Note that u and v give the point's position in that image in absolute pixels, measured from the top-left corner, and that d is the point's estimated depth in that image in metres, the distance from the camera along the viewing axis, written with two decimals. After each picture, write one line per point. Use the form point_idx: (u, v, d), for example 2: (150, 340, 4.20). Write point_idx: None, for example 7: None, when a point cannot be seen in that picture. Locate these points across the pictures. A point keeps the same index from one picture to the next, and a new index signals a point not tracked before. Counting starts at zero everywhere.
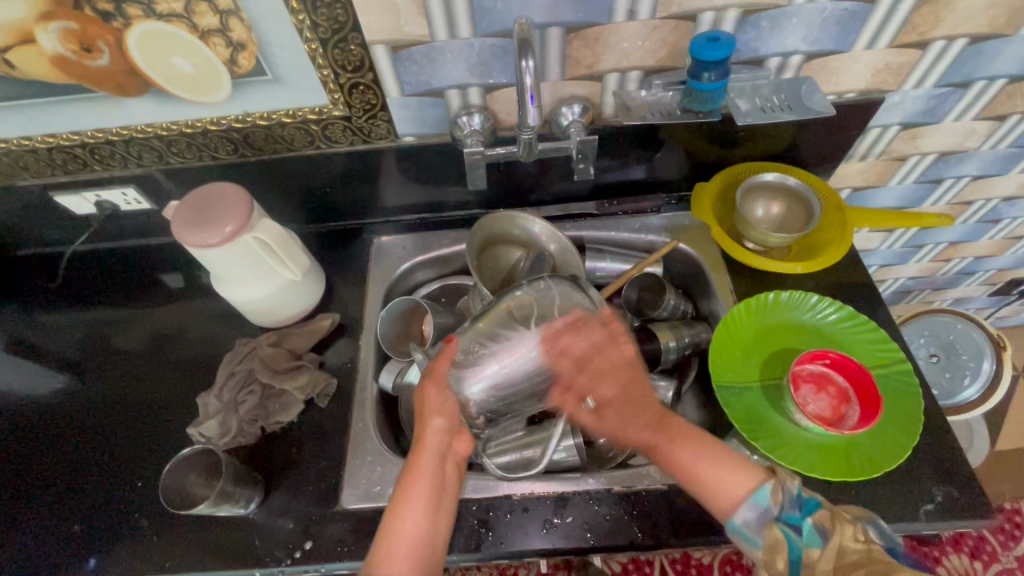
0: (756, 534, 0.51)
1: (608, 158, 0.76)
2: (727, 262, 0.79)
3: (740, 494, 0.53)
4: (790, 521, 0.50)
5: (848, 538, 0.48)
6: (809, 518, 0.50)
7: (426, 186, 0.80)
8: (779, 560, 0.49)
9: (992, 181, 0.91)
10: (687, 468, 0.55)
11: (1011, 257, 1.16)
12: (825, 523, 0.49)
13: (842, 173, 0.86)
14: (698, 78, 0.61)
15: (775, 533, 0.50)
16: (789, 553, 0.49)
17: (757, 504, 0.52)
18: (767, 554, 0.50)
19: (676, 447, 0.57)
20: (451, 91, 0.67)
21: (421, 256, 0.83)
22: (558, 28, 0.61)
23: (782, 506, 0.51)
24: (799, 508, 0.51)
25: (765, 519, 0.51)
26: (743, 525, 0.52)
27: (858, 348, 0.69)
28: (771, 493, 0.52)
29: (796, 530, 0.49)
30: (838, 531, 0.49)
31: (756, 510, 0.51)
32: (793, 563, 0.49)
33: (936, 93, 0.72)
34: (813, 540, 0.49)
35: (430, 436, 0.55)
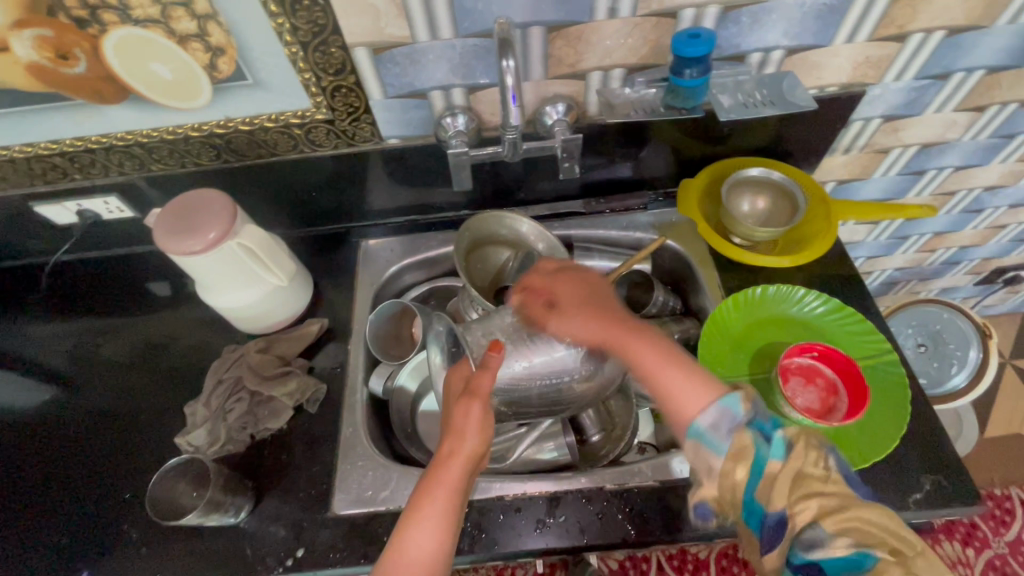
0: (722, 441, 0.45)
1: (594, 156, 0.76)
2: (714, 257, 0.79)
3: (700, 400, 0.48)
4: (760, 429, 0.45)
5: (812, 463, 0.44)
6: (780, 431, 0.45)
7: (412, 188, 0.80)
8: (740, 471, 0.45)
9: (974, 172, 0.92)
10: (647, 366, 0.53)
11: (995, 246, 1.17)
12: (798, 438, 0.44)
13: (826, 167, 0.86)
14: (680, 75, 0.61)
15: (744, 441, 0.45)
16: (753, 463, 0.44)
17: (724, 409, 0.46)
18: (729, 462, 0.45)
19: (636, 342, 0.55)
20: (435, 92, 0.67)
21: (409, 258, 0.83)
22: (540, 27, 0.61)
23: (752, 413, 0.46)
24: (769, 418, 0.46)
25: (734, 426, 0.45)
26: (706, 430, 0.46)
27: (846, 339, 0.70)
28: (740, 400, 0.46)
29: (764, 441, 0.44)
30: (805, 448, 0.44)
31: (723, 415, 0.46)
32: (756, 474, 0.44)
33: (916, 85, 0.72)
34: (781, 453, 0.44)
35: (461, 456, 0.52)
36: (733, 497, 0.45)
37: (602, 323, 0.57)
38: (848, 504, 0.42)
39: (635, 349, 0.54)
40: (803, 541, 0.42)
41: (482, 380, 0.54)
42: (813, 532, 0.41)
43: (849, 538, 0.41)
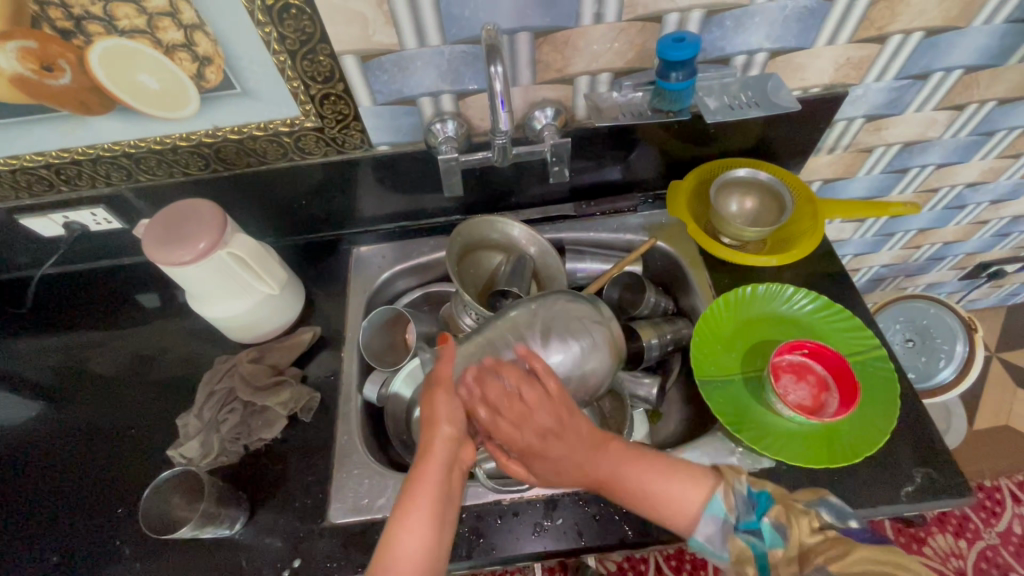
0: (721, 549, 0.50)
1: (584, 159, 0.77)
2: (705, 258, 0.80)
3: (694, 511, 0.52)
4: (749, 528, 0.49)
5: (806, 530, 0.47)
6: (766, 518, 0.48)
7: (403, 194, 0.80)
8: (749, 570, 0.48)
9: (956, 169, 0.93)
10: (641, 492, 0.54)
11: (978, 241, 1.20)
12: (781, 519, 0.48)
13: (811, 167, 0.88)
14: (666, 79, 0.62)
15: (739, 545, 0.48)
16: (756, 561, 0.47)
17: (713, 516, 0.51)
18: (735, 567, 0.49)
19: (620, 474, 0.55)
20: (424, 98, 0.67)
21: (401, 265, 0.83)
22: (527, 33, 0.62)
23: (737, 515, 0.50)
24: (752, 511, 0.50)
25: (725, 532, 0.50)
26: (705, 543, 0.51)
27: (835, 336, 0.71)
28: (723, 501, 0.51)
29: (755, 535, 0.48)
30: (796, 525, 0.47)
31: (713, 524, 0.51)
32: (762, 570, 0.47)
33: (897, 85, 0.74)
34: (775, 540, 0.47)
35: (439, 445, 0.52)
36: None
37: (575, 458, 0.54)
38: (850, 549, 0.44)
39: (625, 478, 0.54)
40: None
41: (442, 368, 0.54)
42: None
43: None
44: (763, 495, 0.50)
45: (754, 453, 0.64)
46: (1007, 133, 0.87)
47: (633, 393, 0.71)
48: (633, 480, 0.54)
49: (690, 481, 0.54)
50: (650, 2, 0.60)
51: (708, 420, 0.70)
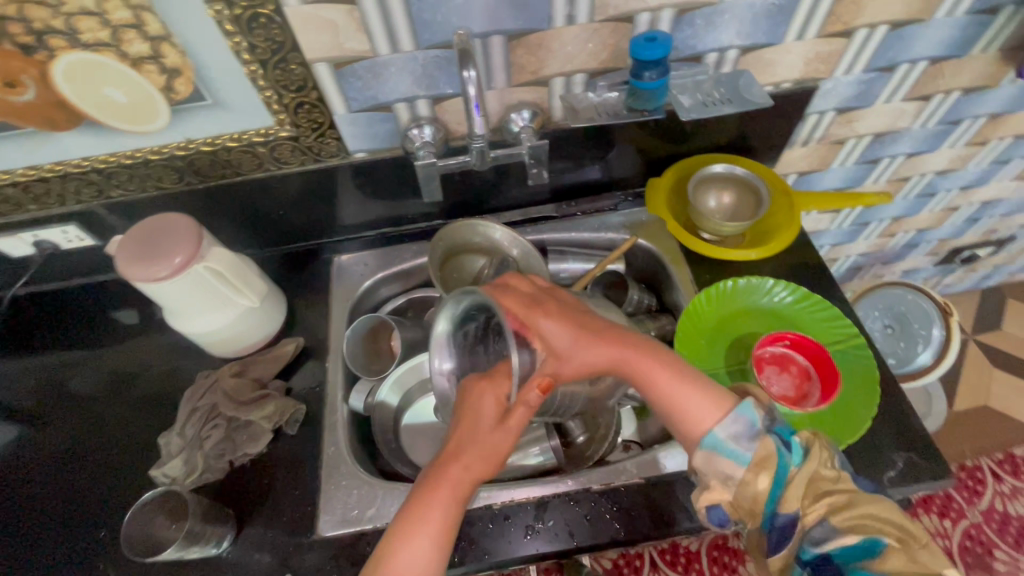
0: (744, 448, 0.48)
1: (562, 160, 0.77)
2: (686, 254, 0.80)
3: (717, 413, 0.50)
4: (782, 436, 0.48)
5: (825, 464, 0.47)
6: (796, 437, 0.48)
7: (383, 200, 0.79)
8: (762, 479, 0.47)
9: (926, 157, 0.96)
10: (660, 390, 0.52)
11: (950, 227, 1.22)
12: (811, 442, 0.48)
13: (786, 161, 0.89)
14: (640, 78, 0.63)
15: (768, 447, 0.47)
16: (778, 467, 0.46)
17: (741, 418, 0.49)
18: (751, 471, 0.47)
19: (648, 365, 0.53)
20: (399, 104, 0.67)
21: (383, 272, 0.83)
22: (499, 37, 0.62)
23: (770, 421, 0.49)
24: (784, 425, 0.49)
25: (755, 433, 0.48)
26: (725, 439, 0.48)
27: (815, 326, 0.72)
28: (756, 408, 0.49)
29: (787, 445, 0.47)
30: (817, 454, 0.47)
31: (742, 423, 0.48)
32: (778, 481, 0.46)
33: (865, 78, 0.75)
34: (800, 458, 0.47)
35: (470, 460, 0.50)
36: (753, 505, 0.47)
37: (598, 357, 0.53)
38: (854, 499, 0.45)
39: (641, 372, 0.53)
40: (812, 537, 0.45)
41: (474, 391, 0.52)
42: (819, 527, 0.45)
43: (856, 532, 0.43)
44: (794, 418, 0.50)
45: None
46: (973, 121, 0.89)
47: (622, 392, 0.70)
48: (648, 376, 0.53)
49: (714, 392, 0.51)
50: (621, 2, 0.61)
51: None
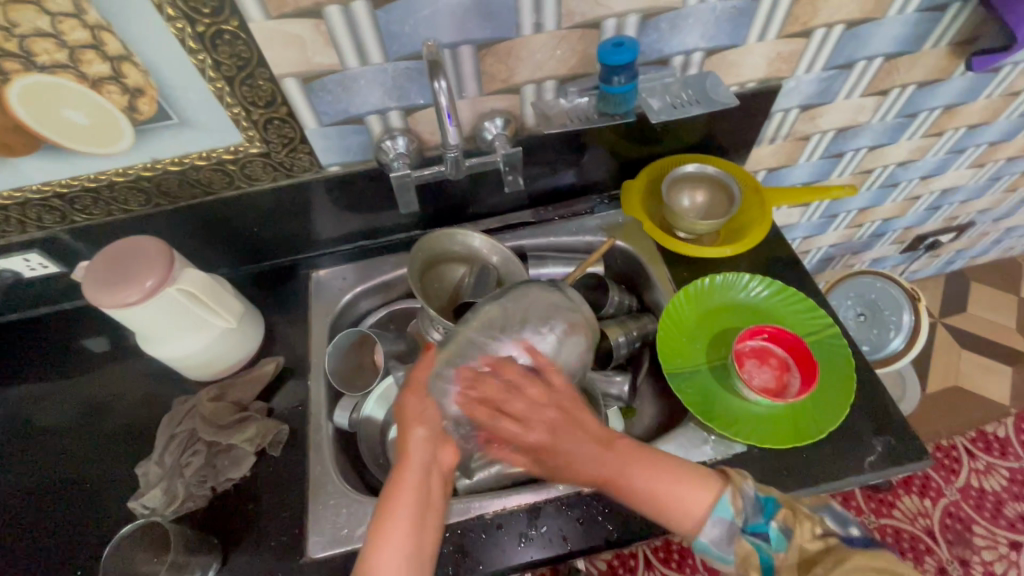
0: (727, 550, 0.51)
1: (537, 166, 0.78)
2: (663, 253, 0.81)
3: (699, 516, 0.52)
4: (757, 531, 0.50)
5: (807, 538, 0.48)
6: (772, 521, 0.50)
7: (359, 213, 0.78)
8: (754, 574, 0.50)
9: (887, 150, 0.99)
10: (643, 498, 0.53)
11: (913, 216, 1.27)
12: (789, 524, 0.49)
13: (756, 158, 0.91)
14: (609, 83, 0.64)
15: (745, 547, 0.50)
16: (762, 564, 0.49)
17: (720, 519, 0.51)
18: (739, 570, 0.50)
19: (635, 469, 0.54)
20: (371, 116, 0.67)
21: (362, 285, 0.82)
22: (469, 46, 0.62)
23: (744, 516, 0.51)
24: (759, 513, 0.51)
25: (731, 533, 0.51)
26: (711, 543, 0.52)
27: (792, 318, 0.74)
28: (732, 504, 0.52)
29: (762, 538, 0.50)
30: (798, 530, 0.49)
31: (721, 526, 0.51)
32: (768, 573, 0.50)
33: (825, 76, 0.78)
34: (780, 543, 0.49)
35: (414, 451, 0.50)
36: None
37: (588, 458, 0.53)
38: (843, 558, 0.46)
39: (629, 484, 0.54)
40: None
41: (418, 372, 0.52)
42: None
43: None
44: (770, 498, 0.52)
45: (726, 440, 0.65)
46: (928, 114, 0.93)
47: (607, 391, 0.72)
48: (637, 489, 0.54)
49: (696, 488, 0.53)
50: (587, 10, 0.61)
51: (679, 412, 0.72)
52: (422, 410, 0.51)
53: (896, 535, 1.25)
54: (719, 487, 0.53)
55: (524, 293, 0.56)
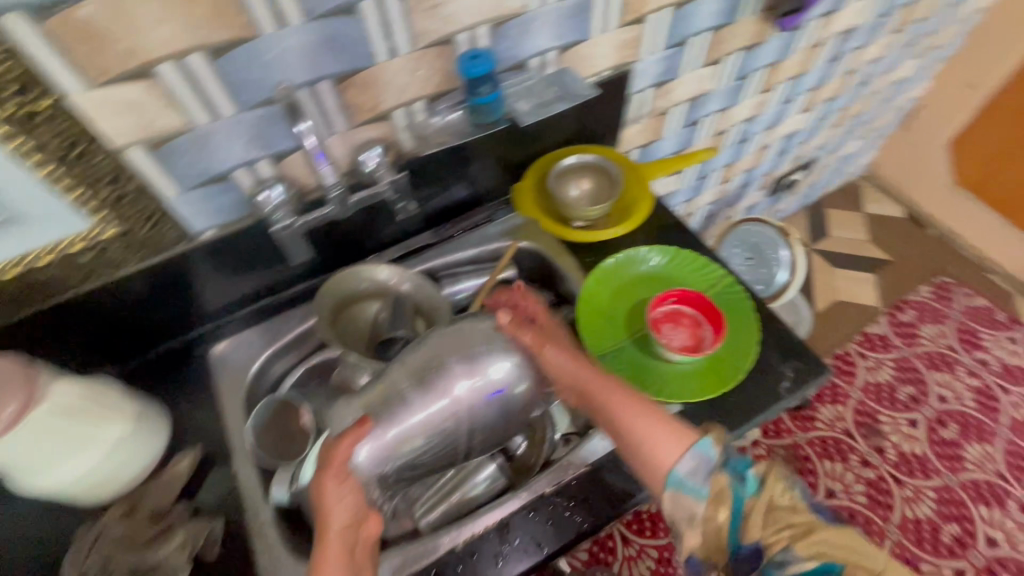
0: (703, 482, 0.51)
1: (428, 188, 0.77)
2: (566, 245, 0.84)
3: (675, 449, 0.53)
4: (736, 469, 0.51)
5: (779, 494, 0.50)
6: (752, 470, 0.52)
7: (250, 274, 0.73)
8: (721, 512, 0.50)
9: (733, 110, 1.11)
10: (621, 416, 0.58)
11: (768, 162, 1.43)
12: (765, 475, 0.52)
13: (627, 139, 0.97)
14: (476, 95, 0.66)
15: (722, 481, 0.50)
16: (732, 501, 0.50)
17: (699, 453, 0.52)
18: (711, 507, 0.50)
19: (616, 395, 0.59)
20: (238, 171, 0.62)
21: (271, 347, 0.76)
22: (326, 82, 0.59)
23: (724, 454, 0.52)
24: (742, 460, 0.52)
25: (711, 466, 0.51)
26: (685, 476, 0.51)
27: (692, 278, 0.79)
28: (714, 443, 0.52)
29: (739, 478, 0.51)
30: (772, 484, 0.51)
31: (699, 457, 0.51)
32: (736, 514, 0.50)
33: (667, 55, 0.85)
34: (754, 488, 0.51)
35: (334, 535, 0.50)
36: (718, 540, 0.50)
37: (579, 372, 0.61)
38: (814, 529, 0.48)
39: (607, 398, 0.59)
40: (776, 565, 0.48)
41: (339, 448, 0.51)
42: (785, 555, 0.48)
43: (817, 559, 0.47)
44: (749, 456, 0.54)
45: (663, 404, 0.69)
46: (757, 73, 1.05)
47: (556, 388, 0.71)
48: (615, 402, 0.58)
49: (675, 425, 0.55)
50: (438, 27, 0.62)
51: None
52: (349, 493, 0.52)
53: (823, 444, 1.40)
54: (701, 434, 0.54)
55: (447, 335, 0.59)
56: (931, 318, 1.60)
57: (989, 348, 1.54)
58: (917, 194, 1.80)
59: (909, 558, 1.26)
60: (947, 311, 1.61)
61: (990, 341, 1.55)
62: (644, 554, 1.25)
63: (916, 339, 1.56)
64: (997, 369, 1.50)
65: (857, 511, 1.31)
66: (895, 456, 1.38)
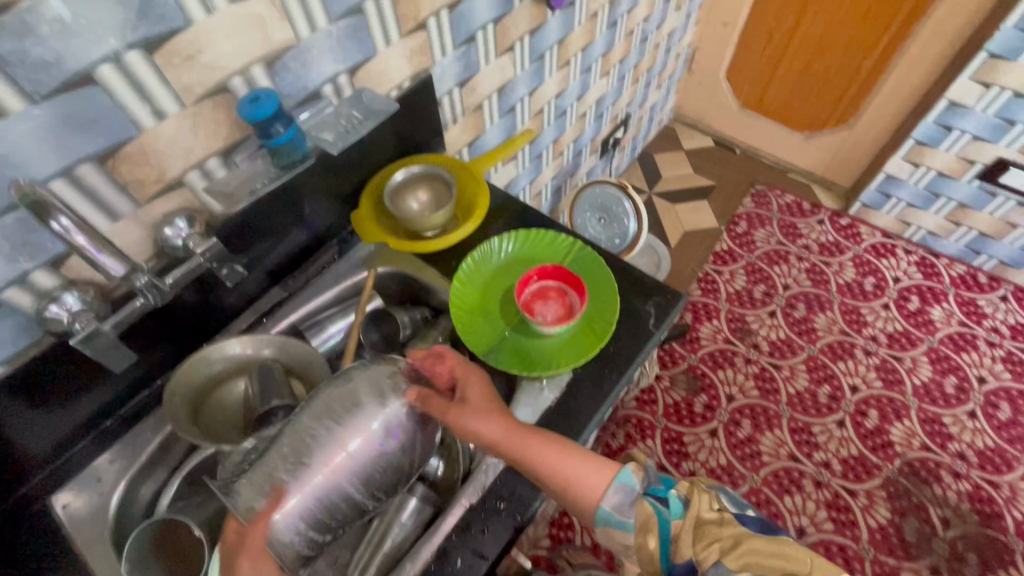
0: (628, 515, 0.56)
1: (259, 245, 0.73)
2: (423, 258, 0.84)
3: (602, 484, 0.58)
4: (658, 495, 0.56)
5: (705, 507, 0.55)
6: (674, 491, 0.56)
7: (73, 401, 0.63)
8: (650, 539, 0.55)
9: (541, 90, 1.18)
10: (547, 463, 0.58)
11: (590, 128, 1.54)
12: (687, 495, 0.56)
13: (452, 140, 0.99)
14: (270, 137, 0.61)
15: (646, 509, 0.56)
16: (659, 528, 0.55)
17: (623, 485, 0.57)
18: (639, 536, 0.55)
19: (533, 442, 0.59)
20: (9, 291, 0.53)
21: (131, 470, 0.67)
22: (88, 164, 0.52)
23: (646, 483, 0.58)
24: (662, 483, 0.58)
25: (635, 497, 0.57)
26: (612, 511, 0.57)
27: (547, 252, 0.82)
28: (634, 474, 0.58)
29: (663, 502, 0.55)
30: (697, 501, 0.55)
31: (624, 491, 0.57)
32: (664, 538, 0.54)
33: (460, 53, 0.88)
34: (679, 510, 0.55)
35: None
36: (652, 565, 0.55)
37: (493, 431, 0.59)
38: (741, 541, 0.51)
39: (527, 448, 0.59)
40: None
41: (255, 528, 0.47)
42: (716, 571, 0.50)
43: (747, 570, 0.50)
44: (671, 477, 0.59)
45: (555, 377, 0.72)
46: (550, 52, 1.12)
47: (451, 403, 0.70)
48: (536, 451, 0.58)
49: (596, 462, 0.59)
50: (203, 77, 0.57)
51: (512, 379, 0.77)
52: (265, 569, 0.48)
53: (712, 357, 1.57)
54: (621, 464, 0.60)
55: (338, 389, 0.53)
56: (759, 223, 1.85)
57: (807, 234, 1.82)
58: (718, 123, 2.07)
59: (803, 426, 1.45)
60: (769, 214, 1.88)
61: (806, 228, 1.84)
62: None
63: (753, 244, 1.80)
64: (817, 248, 1.79)
65: (754, 404, 1.49)
66: (768, 346, 1.58)
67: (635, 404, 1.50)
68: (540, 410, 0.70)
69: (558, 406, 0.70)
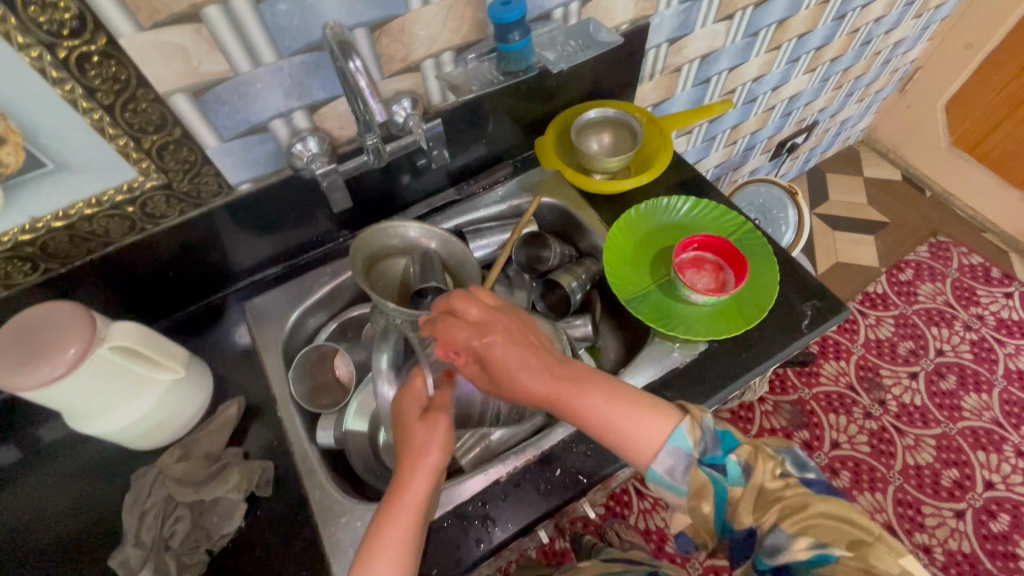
0: (681, 481, 0.49)
1: (453, 141, 0.79)
2: (587, 199, 0.86)
3: (655, 443, 0.51)
4: (714, 462, 0.48)
5: (768, 474, 0.47)
6: (733, 456, 0.48)
7: (283, 230, 0.75)
8: (705, 504, 0.49)
9: (741, 70, 1.12)
10: (596, 418, 0.53)
11: (772, 125, 1.45)
12: (749, 459, 0.48)
13: (641, 96, 0.99)
14: (507, 42, 0.67)
15: (701, 477, 0.48)
16: (715, 493, 0.48)
17: (677, 449, 0.49)
18: (693, 500, 0.49)
19: (580, 392, 0.54)
20: (275, 121, 0.63)
21: (305, 302, 0.77)
22: (362, 30, 0.61)
23: (704, 447, 0.49)
24: (719, 446, 0.49)
25: (688, 463, 0.49)
26: (663, 475, 0.50)
27: (712, 227, 0.81)
28: (690, 434, 0.50)
29: (720, 470, 0.48)
30: (758, 465, 0.47)
31: (676, 455, 0.49)
32: (719, 502, 0.48)
33: (683, 8, 0.86)
34: (737, 477, 0.48)
35: (420, 476, 0.52)
36: (705, 524, 0.50)
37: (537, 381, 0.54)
38: (807, 504, 0.45)
39: (575, 404, 0.54)
40: (767, 549, 0.45)
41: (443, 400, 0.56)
42: (775, 538, 0.45)
43: (808, 536, 0.43)
44: (731, 435, 0.50)
45: (690, 343, 0.72)
46: (767, 30, 1.05)
47: (573, 335, 0.77)
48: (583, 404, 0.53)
49: (649, 416, 0.52)
50: None
51: (642, 333, 0.78)
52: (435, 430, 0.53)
53: (828, 397, 1.45)
54: (677, 417, 0.51)
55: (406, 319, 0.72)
56: (929, 276, 1.64)
57: (985, 305, 1.59)
58: (915, 156, 1.84)
59: (911, 501, 1.31)
60: (944, 269, 1.65)
61: (986, 298, 1.60)
62: (658, 507, 1.32)
63: (915, 296, 1.60)
64: (992, 323, 1.55)
65: (861, 460, 1.36)
66: (896, 407, 1.43)
67: (728, 415, 1.43)
68: (665, 368, 0.70)
69: (684, 370, 0.70)
